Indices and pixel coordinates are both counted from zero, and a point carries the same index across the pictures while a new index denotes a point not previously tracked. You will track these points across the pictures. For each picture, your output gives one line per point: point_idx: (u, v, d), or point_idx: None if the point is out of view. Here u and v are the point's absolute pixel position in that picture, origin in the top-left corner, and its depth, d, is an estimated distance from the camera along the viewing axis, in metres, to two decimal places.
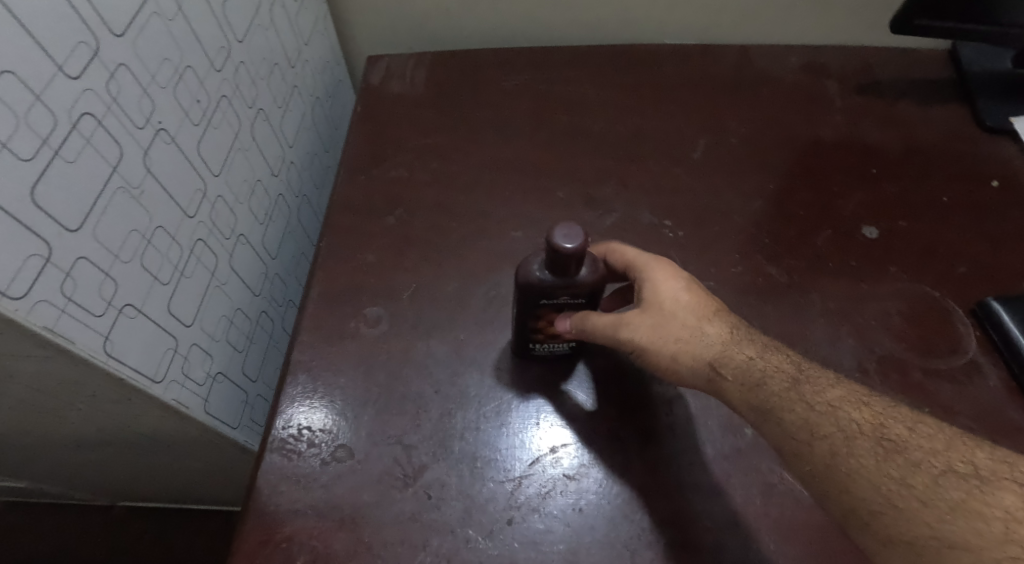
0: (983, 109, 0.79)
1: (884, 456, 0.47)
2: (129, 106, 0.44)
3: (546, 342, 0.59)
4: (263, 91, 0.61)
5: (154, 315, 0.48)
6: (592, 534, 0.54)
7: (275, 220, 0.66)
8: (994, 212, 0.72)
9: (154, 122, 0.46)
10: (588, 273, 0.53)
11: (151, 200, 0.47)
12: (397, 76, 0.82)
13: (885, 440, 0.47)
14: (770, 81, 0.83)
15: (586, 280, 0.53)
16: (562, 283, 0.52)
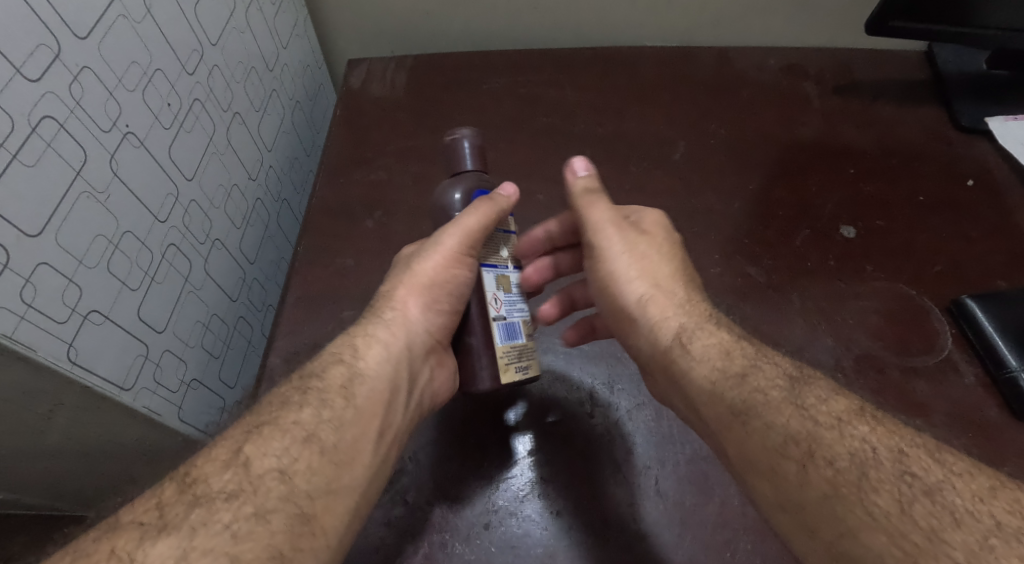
0: (958, 109, 0.80)
1: (911, 498, 0.38)
2: (94, 110, 0.44)
3: None
4: (239, 94, 0.61)
5: (122, 322, 0.47)
6: (571, 537, 0.54)
7: (253, 224, 0.66)
8: (970, 211, 0.73)
9: (121, 126, 0.46)
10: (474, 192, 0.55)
11: (118, 205, 0.46)
12: (377, 79, 0.81)
13: (911, 477, 0.39)
14: (749, 82, 0.83)
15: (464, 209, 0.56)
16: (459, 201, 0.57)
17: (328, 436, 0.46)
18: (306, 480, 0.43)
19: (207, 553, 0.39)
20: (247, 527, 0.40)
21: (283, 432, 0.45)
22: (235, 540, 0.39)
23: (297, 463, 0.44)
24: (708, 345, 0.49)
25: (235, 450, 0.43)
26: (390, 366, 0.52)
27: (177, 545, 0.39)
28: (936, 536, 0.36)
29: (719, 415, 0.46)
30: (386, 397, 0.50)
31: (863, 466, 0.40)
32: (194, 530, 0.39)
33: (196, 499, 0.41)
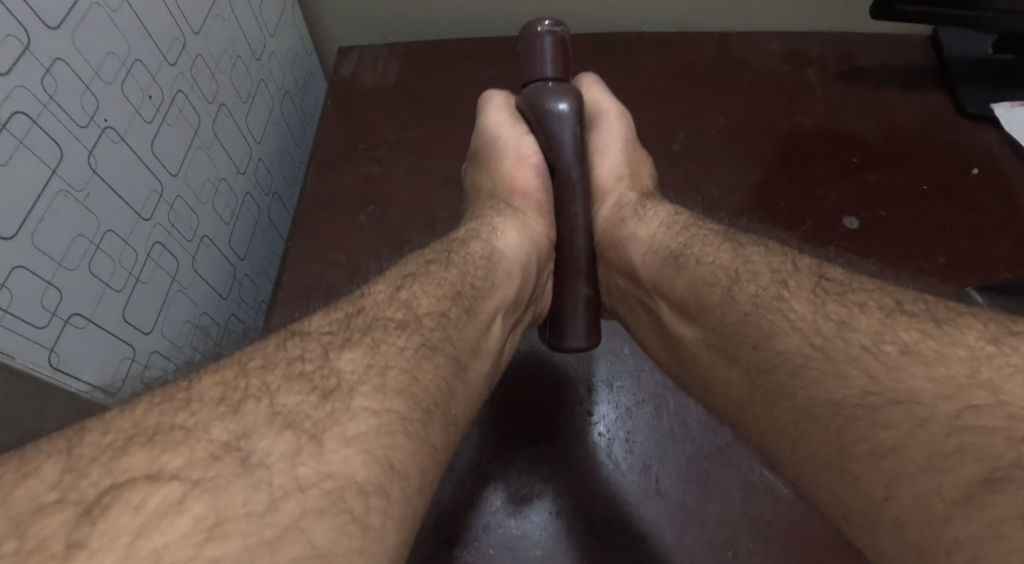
0: (964, 96, 0.77)
1: (824, 298, 0.39)
2: (68, 104, 0.42)
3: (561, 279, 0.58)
4: (224, 85, 0.59)
5: (107, 325, 0.46)
6: (570, 538, 0.53)
7: (243, 219, 0.64)
8: (975, 201, 0.71)
9: (99, 121, 0.44)
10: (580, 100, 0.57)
11: (98, 203, 0.44)
12: (368, 66, 0.79)
13: (825, 284, 0.40)
14: (751, 69, 0.81)
15: (577, 119, 0.56)
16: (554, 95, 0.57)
17: (474, 300, 0.46)
18: (458, 330, 0.42)
19: (393, 367, 0.36)
20: (418, 353, 0.38)
21: (436, 282, 0.45)
22: (415, 362, 0.38)
23: (451, 311, 0.43)
24: (652, 227, 0.53)
25: (395, 290, 0.43)
26: (522, 250, 0.53)
27: (366, 353, 0.37)
28: (845, 326, 0.36)
29: (658, 259, 0.50)
30: (518, 279, 0.51)
31: (783, 283, 0.41)
32: (377, 345, 0.37)
33: (372, 320, 0.40)
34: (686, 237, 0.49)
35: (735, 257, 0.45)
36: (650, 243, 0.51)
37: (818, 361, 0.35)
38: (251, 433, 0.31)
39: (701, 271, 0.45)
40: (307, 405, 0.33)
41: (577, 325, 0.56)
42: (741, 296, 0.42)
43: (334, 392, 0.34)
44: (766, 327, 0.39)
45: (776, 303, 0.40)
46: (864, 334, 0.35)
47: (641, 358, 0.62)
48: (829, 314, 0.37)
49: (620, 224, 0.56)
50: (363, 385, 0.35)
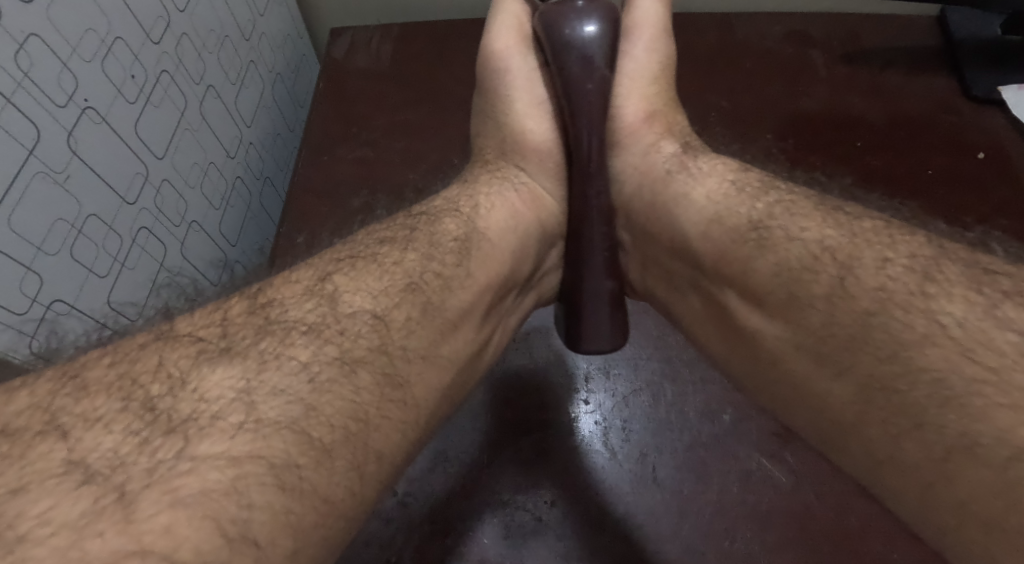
0: (970, 79, 0.76)
1: (983, 311, 0.33)
2: (45, 82, 0.41)
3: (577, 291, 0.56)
4: (212, 65, 0.57)
5: (91, 311, 0.45)
6: (566, 527, 0.52)
7: (234, 204, 0.63)
8: (981, 185, 0.70)
9: (78, 100, 0.43)
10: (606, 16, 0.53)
11: (79, 186, 0.44)
12: (362, 48, 0.77)
13: (986, 273, 0.35)
14: (753, 50, 0.80)
15: (603, 48, 0.53)
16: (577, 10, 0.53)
17: (435, 293, 0.42)
18: (402, 331, 0.39)
19: (281, 393, 0.33)
20: (331, 373, 0.35)
21: (381, 270, 0.41)
22: (314, 386, 0.34)
23: (390, 310, 0.39)
24: (717, 192, 0.46)
25: (324, 277, 0.40)
26: (509, 235, 0.49)
27: (244, 372, 0.34)
28: (1003, 327, 0.32)
29: (724, 238, 0.44)
30: (501, 271, 0.47)
31: (907, 272, 0.36)
32: (264, 359, 0.34)
33: (269, 323, 0.36)
34: (768, 205, 0.43)
35: (845, 233, 0.39)
36: (712, 209, 0.45)
37: (896, 404, 0.33)
38: (40, 495, 0.28)
39: (793, 249, 0.40)
40: (128, 448, 0.30)
41: (598, 325, 0.55)
42: (858, 290, 0.36)
43: (168, 433, 0.31)
44: (899, 329, 0.34)
45: (915, 302, 0.34)
46: (935, 317, 0.33)
47: (639, 346, 0.61)
48: (974, 328, 0.33)
49: (667, 176, 0.51)
50: (220, 421, 0.31)
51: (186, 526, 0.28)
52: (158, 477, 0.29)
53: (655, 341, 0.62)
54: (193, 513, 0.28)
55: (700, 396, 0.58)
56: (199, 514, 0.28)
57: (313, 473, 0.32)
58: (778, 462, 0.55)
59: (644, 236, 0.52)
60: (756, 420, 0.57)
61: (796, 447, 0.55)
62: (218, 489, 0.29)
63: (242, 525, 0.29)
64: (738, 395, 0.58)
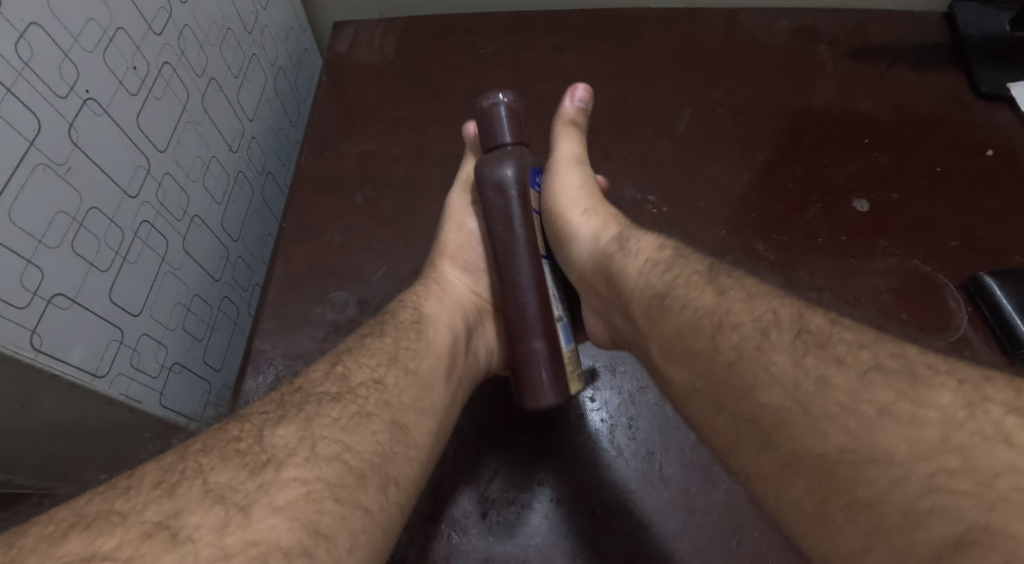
0: (979, 74, 0.75)
1: (804, 350, 0.37)
2: (46, 72, 0.40)
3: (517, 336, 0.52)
4: (214, 58, 0.57)
5: (93, 306, 0.44)
6: (573, 525, 0.52)
7: (236, 199, 0.62)
8: (990, 182, 0.69)
9: (80, 91, 0.43)
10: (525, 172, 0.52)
11: (81, 179, 0.43)
12: (364, 43, 0.77)
13: (806, 334, 0.38)
14: (759, 46, 0.79)
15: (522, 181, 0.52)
16: (497, 187, 0.52)
17: (409, 361, 0.47)
18: (397, 394, 0.44)
19: (324, 438, 0.39)
20: (353, 422, 0.40)
21: (372, 352, 0.46)
22: (346, 430, 0.40)
23: (387, 377, 0.44)
24: (644, 247, 0.50)
25: (333, 364, 0.45)
26: (448, 317, 0.53)
27: (300, 428, 0.39)
28: (825, 382, 0.36)
29: (643, 302, 0.47)
30: (449, 345, 0.51)
31: (763, 333, 0.39)
32: (312, 418, 0.40)
33: (309, 394, 0.41)
34: (671, 274, 0.46)
35: (722, 301, 0.42)
36: (639, 276, 0.48)
37: (850, 427, 0.34)
38: (182, 511, 0.33)
39: (687, 314, 0.43)
40: (239, 476, 0.36)
41: (540, 381, 0.50)
42: (725, 345, 0.40)
43: (264, 465, 0.36)
44: (753, 380, 0.38)
45: (758, 355, 0.38)
46: (852, 383, 0.35)
47: None
48: (808, 371, 0.36)
49: (607, 253, 0.51)
50: (293, 456, 0.37)
51: (286, 528, 0.34)
52: (256, 495, 0.35)
53: None
54: (292, 517, 0.35)
55: None
56: (296, 519, 0.35)
57: (363, 494, 0.38)
58: None
59: (601, 302, 0.52)
60: None
61: None
62: (304, 499, 0.36)
63: (323, 530, 0.35)
64: None
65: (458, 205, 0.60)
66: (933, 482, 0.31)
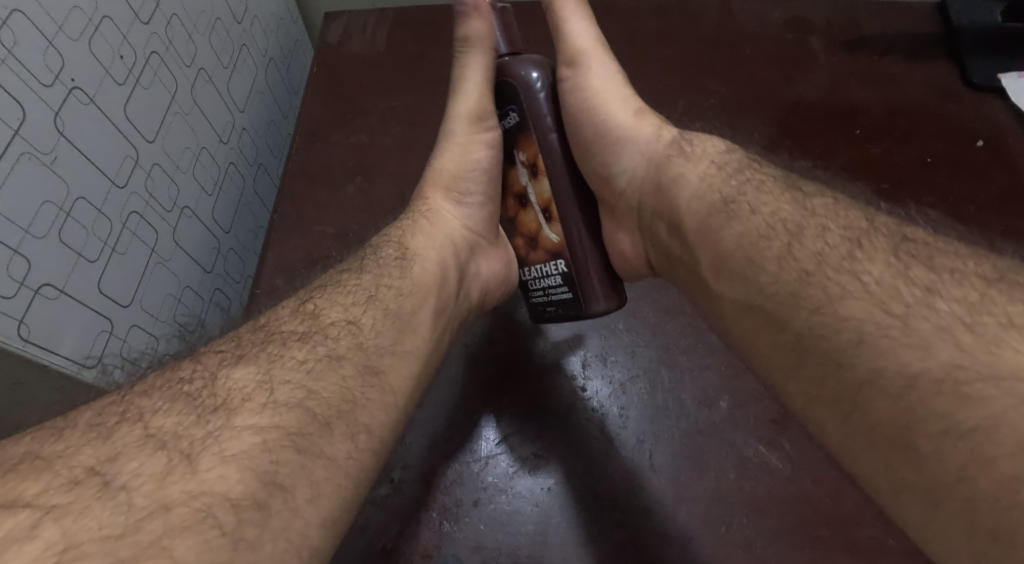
0: (969, 66, 0.75)
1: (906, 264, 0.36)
2: (30, 60, 0.40)
3: (530, 248, 0.54)
4: (203, 47, 0.57)
5: (81, 296, 0.45)
6: (562, 514, 0.52)
7: (227, 190, 0.62)
8: (979, 174, 0.69)
9: (65, 80, 0.43)
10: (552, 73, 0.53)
11: (68, 168, 0.43)
12: (356, 34, 0.77)
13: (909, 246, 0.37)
14: (752, 36, 0.79)
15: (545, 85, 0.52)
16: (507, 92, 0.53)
17: (390, 299, 0.45)
18: (372, 335, 0.43)
19: (286, 383, 0.38)
20: (320, 366, 0.40)
21: (347, 291, 0.45)
22: (310, 375, 0.39)
23: (362, 318, 0.43)
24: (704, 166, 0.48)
25: (303, 301, 0.45)
26: (438, 252, 0.51)
27: (260, 369, 0.38)
28: (931, 297, 0.34)
29: (703, 208, 0.45)
30: (437, 278, 0.49)
31: (855, 242, 0.38)
32: (271, 360, 0.39)
33: (271, 334, 0.41)
34: (739, 182, 0.45)
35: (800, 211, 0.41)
36: (701, 186, 0.46)
37: (895, 329, 0.34)
38: (119, 457, 0.33)
39: (757, 221, 0.41)
40: (184, 422, 0.35)
41: (591, 279, 0.52)
42: (802, 254, 0.39)
43: (214, 411, 0.36)
44: (833, 291, 0.36)
45: (847, 263, 0.37)
46: (956, 303, 0.34)
47: (635, 333, 0.61)
48: (913, 280, 0.35)
49: (667, 161, 0.50)
50: (248, 402, 0.37)
51: (237, 478, 0.33)
52: (205, 443, 0.34)
53: (652, 328, 0.61)
54: (244, 466, 0.34)
55: (697, 382, 0.58)
56: (248, 467, 0.34)
57: (327, 444, 0.37)
58: (774, 449, 0.54)
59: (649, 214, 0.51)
60: (753, 406, 0.56)
61: (791, 434, 0.55)
62: (259, 448, 0.35)
63: (283, 479, 0.34)
64: (735, 381, 0.58)
65: (463, 136, 0.55)
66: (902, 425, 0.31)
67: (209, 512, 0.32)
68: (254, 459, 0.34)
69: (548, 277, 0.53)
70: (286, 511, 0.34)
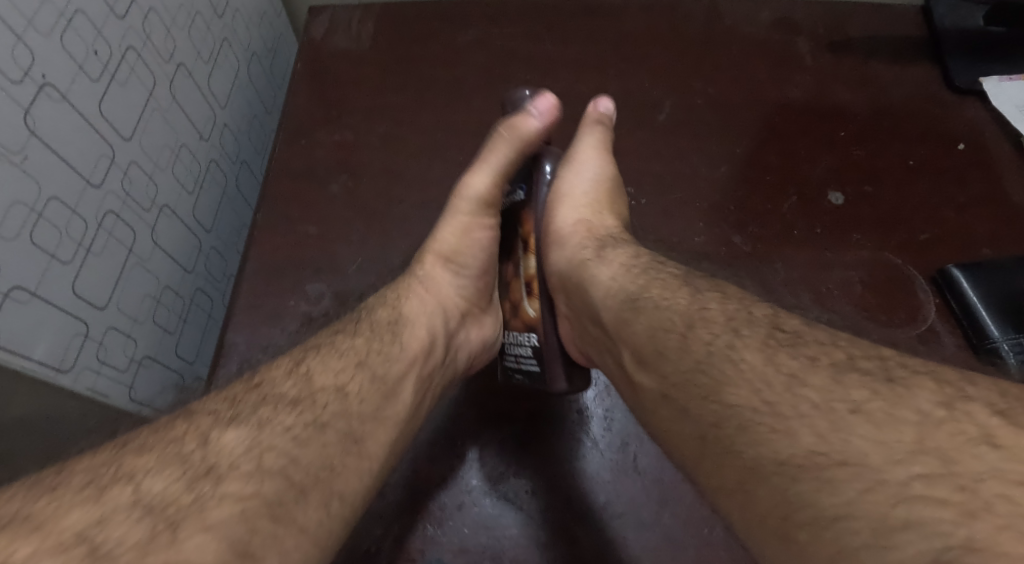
0: (952, 69, 0.75)
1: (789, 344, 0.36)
2: None
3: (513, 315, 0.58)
4: (182, 42, 0.55)
5: (53, 298, 0.44)
6: (547, 516, 0.52)
7: (207, 188, 0.61)
8: (960, 177, 0.70)
9: (36, 76, 0.41)
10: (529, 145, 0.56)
11: (39, 168, 0.42)
12: (341, 28, 0.75)
13: (777, 333, 0.36)
14: (739, 38, 0.79)
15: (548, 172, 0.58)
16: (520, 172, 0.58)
17: (377, 364, 0.44)
18: (358, 403, 0.41)
19: (273, 449, 0.35)
20: (307, 433, 0.37)
21: (339, 353, 0.43)
22: (298, 442, 0.36)
23: (350, 384, 0.41)
24: (619, 255, 0.48)
25: (296, 363, 0.42)
26: (426, 319, 0.51)
27: (248, 435, 0.36)
28: (797, 382, 0.33)
29: (613, 306, 0.45)
30: (425, 343, 0.49)
31: (734, 334, 0.37)
32: (260, 424, 0.36)
33: (263, 399, 0.38)
34: (644, 281, 0.45)
35: (693, 301, 0.41)
36: (612, 285, 0.46)
37: (774, 419, 0.33)
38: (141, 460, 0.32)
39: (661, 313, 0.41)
40: (172, 487, 0.32)
41: (557, 362, 0.55)
42: (694, 345, 0.38)
43: (202, 478, 0.33)
44: (720, 378, 0.36)
45: (726, 353, 0.36)
46: (816, 390, 0.33)
47: None
48: (780, 366, 0.34)
49: (583, 266, 0.49)
50: (235, 468, 0.34)
51: (212, 549, 0.30)
52: (191, 510, 0.31)
53: None
54: (220, 536, 0.31)
55: None
56: (224, 537, 0.31)
57: (301, 512, 0.34)
58: None
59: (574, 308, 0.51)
60: None
61: None
62: (236, 518, 0.32)
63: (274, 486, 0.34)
64: None
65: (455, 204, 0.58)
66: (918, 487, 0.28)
67: None
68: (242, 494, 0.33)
69: (522, 347, 0.56)
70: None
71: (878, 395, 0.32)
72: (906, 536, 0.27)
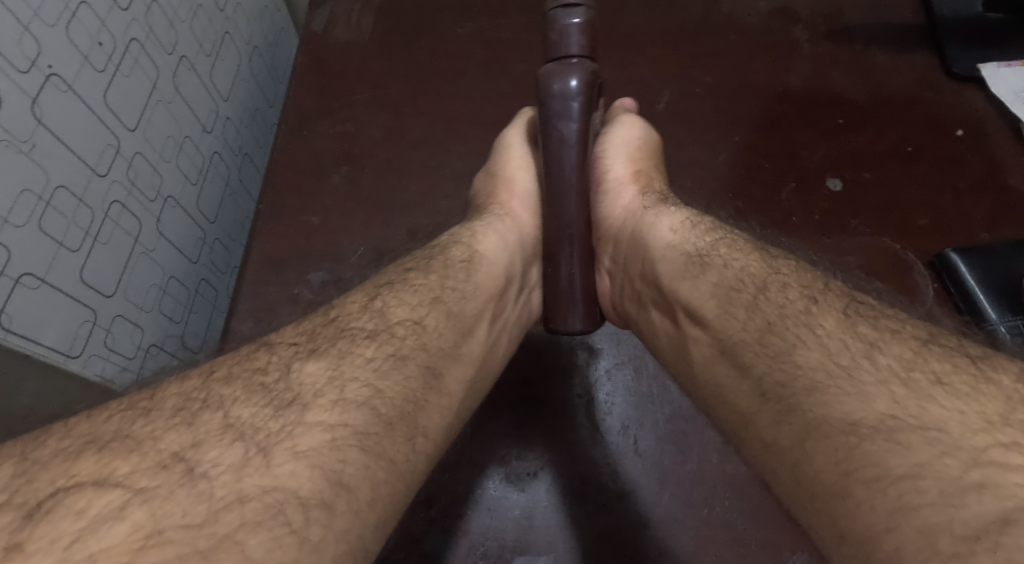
0: (951, 56, 0.75)
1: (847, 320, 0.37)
2: (6, 47, 0.40)
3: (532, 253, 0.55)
4: (184, 35, 0.56)
5: (62, 285, 0.45)
6: (547, 497, 0.53)
7: (211, 179, 0.62)
8: (958, 162, 0.70)
9: (42, 67, 0.42)
10: (592, 88, 0.55)
11: (47, 158, 0.43)
12: (340, 21, 0.76)
13: (857, 304, 0.38)
14: (738, 26, 0.79)
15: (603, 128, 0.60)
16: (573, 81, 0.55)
17: (453, 302, 0.44)
18: (434, 336, 0.41)
19: (355, 379, 0.36)
20: (387, 364, 0.38)
21: (413, 288, 0.44)
22: (379, 373, 0.37)
23: (427, 317, 0.42)
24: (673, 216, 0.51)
25: (372, 298, 0.43)
26: (505, 256, 0.50)
27: (330, 364, 0.37)
28: (876, 348, 0.35)
29: (675, 262, 0.46)
30: (501, 283, 0.48)
31: (810, 299, 0.39)
32: (342, 357, 0.37)
33: (341, 331, 0.39)
34: (713, 240, 0.46)
35: (767, 269, 0.42)
36: (672, 239, 0.48)
37: (844, 381, 0.34)
38: None
39: (727, 273, 0.42)
40: (262, 415, 0.34)
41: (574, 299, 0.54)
42: (768, 306, 0.39)
43: (289, 406, 0.34)
44: (791, 340, 0.37)
45: (803, 317, 0.38)
46: (896, 358, 0.34)
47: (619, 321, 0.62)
48: (861, 335, 0.36)
49: (643, 216, 0.53)
50: (321, 397, 0.35)
51: (306, 476, 0.31)
52: (283, 435, 0.33)
53: None
54: (313, 464, 0.32)
55: None
56: (316, 466, 0.32)
57: (391, 444, 0.35)
58: None
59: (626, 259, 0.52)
60: None
61: None
62: (327, 446, 0.33)
63: None
64: None
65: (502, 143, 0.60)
66: (985, 456, 0.29)
67: (280, 509, 0.30)
68: (338, 436, 0.33)
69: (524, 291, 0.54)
70: (349, 512, 0.31)
71: (961, 370, 0.33)
72: (976, 497, 0.28)
